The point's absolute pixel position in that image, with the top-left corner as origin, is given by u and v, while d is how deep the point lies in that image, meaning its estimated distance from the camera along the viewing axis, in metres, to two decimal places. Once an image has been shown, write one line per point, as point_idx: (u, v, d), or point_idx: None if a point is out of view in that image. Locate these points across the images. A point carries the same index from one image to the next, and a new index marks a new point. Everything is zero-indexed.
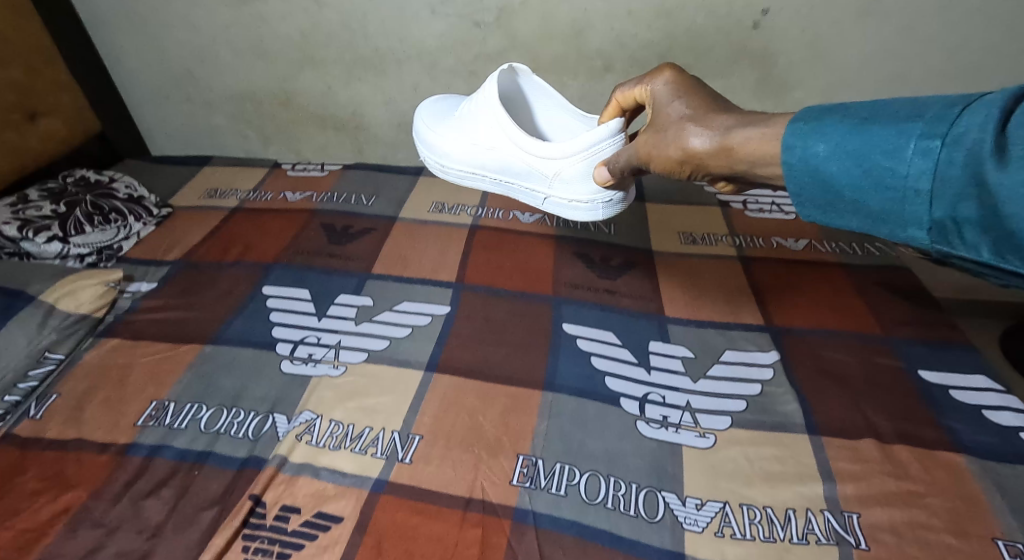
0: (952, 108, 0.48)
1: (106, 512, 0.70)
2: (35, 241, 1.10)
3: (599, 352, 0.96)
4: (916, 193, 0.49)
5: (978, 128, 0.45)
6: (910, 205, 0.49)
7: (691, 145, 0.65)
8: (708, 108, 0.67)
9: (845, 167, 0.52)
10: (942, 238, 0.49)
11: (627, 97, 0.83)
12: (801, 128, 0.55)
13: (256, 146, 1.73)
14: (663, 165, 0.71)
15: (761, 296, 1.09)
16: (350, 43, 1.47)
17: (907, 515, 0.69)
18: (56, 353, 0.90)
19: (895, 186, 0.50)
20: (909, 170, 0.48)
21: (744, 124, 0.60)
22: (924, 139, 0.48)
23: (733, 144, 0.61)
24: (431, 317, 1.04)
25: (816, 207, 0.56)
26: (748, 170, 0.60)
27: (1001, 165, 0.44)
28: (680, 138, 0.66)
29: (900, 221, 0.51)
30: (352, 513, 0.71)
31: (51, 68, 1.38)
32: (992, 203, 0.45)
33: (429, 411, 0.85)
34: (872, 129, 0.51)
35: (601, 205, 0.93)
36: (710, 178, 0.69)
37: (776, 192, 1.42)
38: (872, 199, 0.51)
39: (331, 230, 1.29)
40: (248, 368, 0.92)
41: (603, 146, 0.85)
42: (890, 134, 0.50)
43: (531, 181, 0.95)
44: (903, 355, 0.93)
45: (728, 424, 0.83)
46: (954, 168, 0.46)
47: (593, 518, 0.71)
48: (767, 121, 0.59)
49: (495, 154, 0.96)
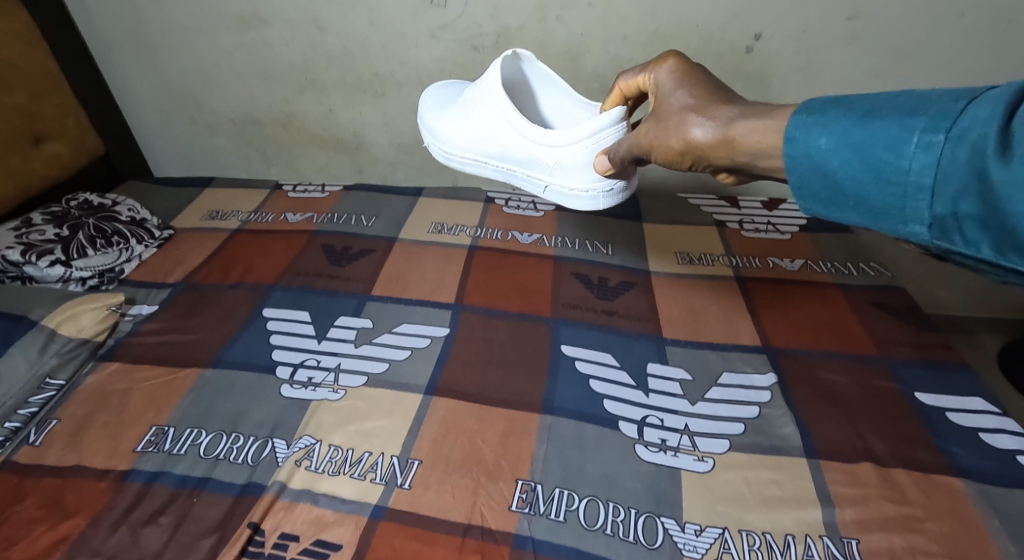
0: (958, 101, 0.44)
1: (104, 539, 0.70)
2: (38, 265, 1.10)
3: (597, 374, 0.97)
4: (918, 187, 0.45)
5: (983, 123, 0.42)
6: (911, 200, 0.45)
7: (690, 136, 0.61)
8: (714, 96, 0.61)
9: (845, 162, 0.48)
10: (943, 237, 0.45)
11: (629, 86, 0.77)
12: (804, 120, 0.51)
13: (257, 167, 1.75)
14: (663, 157, 0.67)
15: (758, 316, 1.09)
16: (351, 67, 1.50)
17: (906, 540, 0.69)
18: (56, 379, 0.90)
19: (896, 181, 0.46)
20: (912, 165, 0.45)
21: (745, 115, 0.56)
22: (928, 133, 0.44)
23: (734, 136, 0.57)
24: (430, 339, 1.05)
25: (816, 201, 0.52)
26: (747, 162, 0.57)
27: (1005, 161, 0.40)
28: (680, 127, 0.62)
29: (900, 218, 0.47)
30: (351, 540, 0.71)
31: (56, 93, 1.41)
32: (995, 202, 0.41)
33: (429, 435, 0.85)
34: (877, 122, 0.47)
35: (603, 196, 0.88)
36: (711, 170, 0.64)
37: (772, 211, 1.44)
38: (873, 194, 0.47)
39: (331, 251, 1.30)
40: (248, 391, 0.92)
41: (606, 135, 0.80)
42: (894, 127, 0.46)
43: (532, 169, 0.91)
44: (899, 377, 0.93)
45: (726, 447, 0.83)
46: (957, 164, 0.43)
47: (592, 544, 0.71)
48: (770, 111, 0.54)
49: (498, 141, 0.92)
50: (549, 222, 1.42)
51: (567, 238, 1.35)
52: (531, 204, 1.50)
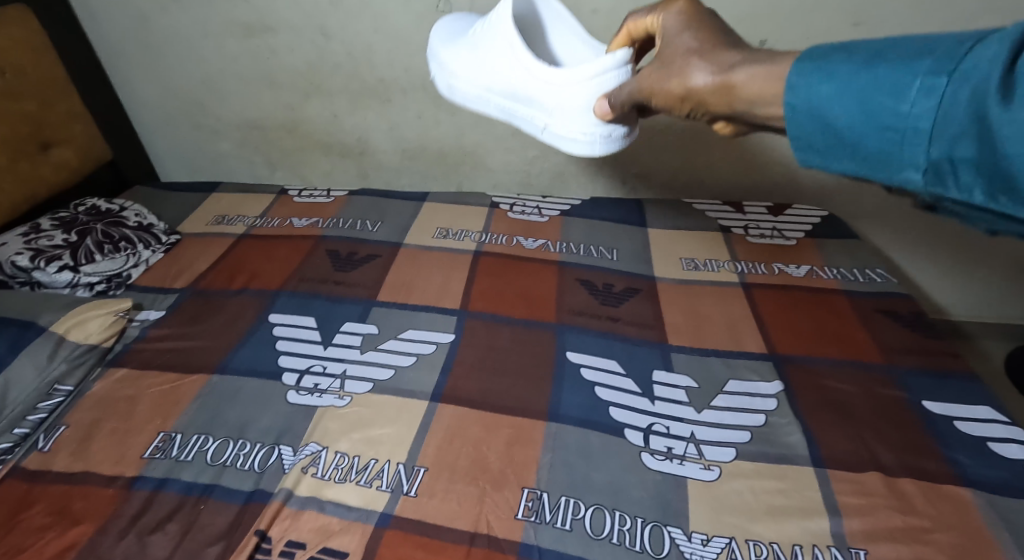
0: (966, 41, 0.39)
1: (111, 547, 0.70)
2: (47, 270, 1.11)
3: (603, 381, 0.96)
4: (916, 132, 0.40)
5: (989, 62, 0.37)
6: (907, 145, 0.41)
7: (688, 84, 0.56)
8: (723, 40, 0.55)
9: (842, 106, 0.44)
10: (937, 183, 0.41)
11: (636, 27, 0.68)
12: (806, 66, 0.46)
13: (263, 172, 1.76)
14: (662, 102, 0.60)
15: (763, 323, 1.09)
16: (356, 73, 1.51)
17: (914, 551, 0.69)
18: (65, 384, 0.91)
19: (894, 125, 0.41)
20: (911, 109, 0.40)
21: (750, 59, 0.51)
22: (930, 75, 0.40)
23: (734, 82, 0.52)
24: (436, 345, 1.05)
25: (809, 149, 0.47)
26: (746, 111, 0.52)
27: (1007, 102, 0.36)
28: (681, 73, 0.56)
29: (894, 165, 0.42)
30: (357, 548, 0.71)
31: (64, 99, 1.42)
32: (993, 143, 0.37)
33: (434, 443, 0.85)
34: (880, 65, 0.42)
35: (602, 141, 0.80)
36: (709, 118, 0.59)
37: (777, 216, 1.44)
38: (869, 140, 0.43)
39: (336, 256, 1.31)
40: (254, 398, 0.93)
41: (607, 78, 0.74)
42: (895, 70, 0.41)
43: (533, 109, 0.85)
44: (906, 385, 0.93)
45: (732, 456, 0.83)
46: (958, 106, 0.38)
47: (599, 553, 0.70)
48: (777, 57, 0.50)
49: (504, 76, 0.86)
50: (554, 227, 1.42)
51: (571, 244, 1.35)
52: (536, 209, 1.50)
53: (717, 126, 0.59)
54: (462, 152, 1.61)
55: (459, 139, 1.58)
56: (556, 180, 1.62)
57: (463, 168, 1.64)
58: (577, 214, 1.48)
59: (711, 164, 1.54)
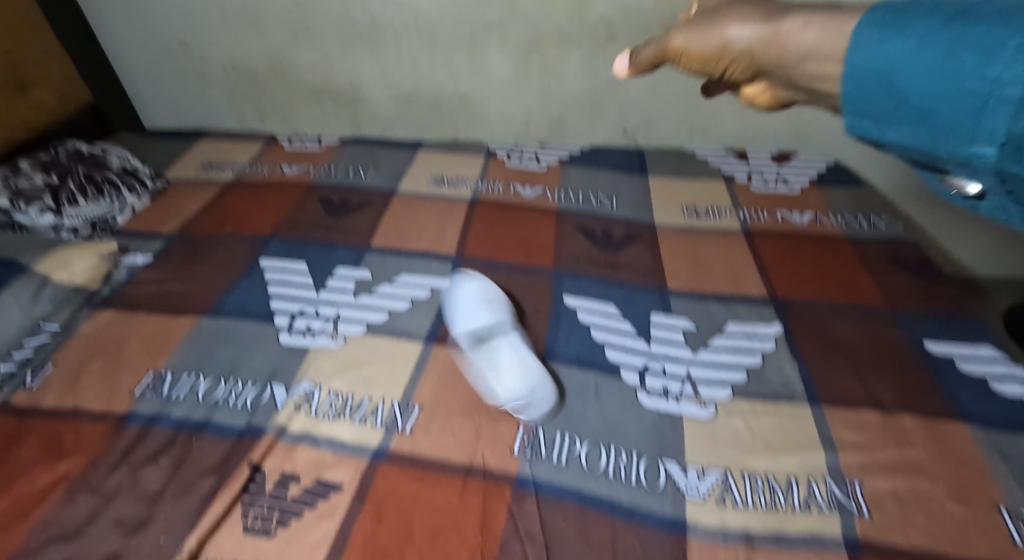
0: None
1: (104, 479, 0.70)
2: (28, 212, 1.07)
3: (600, 324, 0.95)
4: (1002, 101, 0.35)
5: None
6: (989, 115, 0.36)
7: (727, 38, 0.49)
8: None
9: (920, 65, 0.37)
10: (1018, 162, 0.36)
11: None
12: (880, 17, 0.39)
13: (252, 120, 1.70)
14: (695, 59, 0.52)
15: (764, 269, 1.07)
16: (346, 12, 1.43)
17: (910, 483, 0.69)
18: (51, 323, 0.90)
19: (978, 91, 0.36)
20: (1003, 73, 0.35)
21: (807, 10, 0.44)
22: None
23: (782, 36, 0.45)
24: (431, 290, 1.03)
25: (863, 116, 0.42)
26: (794, 69, 0.45)
27: None
28: (720, 22, 0.49)
29: (970, 140, 0.37)
30: (352, 481, 0.71)
31: (40, 36, 1.35)
32: None
33: (429, 382, 0.84)
34: (970, 20, 0.36)
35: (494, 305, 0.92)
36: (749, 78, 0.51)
37: (782, 165, 1.39)
38: (945, 109, 0.37)
39: (329, 204, 1.27)
40: (246, 339, 0.91)
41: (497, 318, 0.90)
42: (990, 27, 0.35)
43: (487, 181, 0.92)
44: (908, 327, 0.91)
45: (729, 394, 0.82)
46: None
47: (594, 486, 0.70)
48: (835, 11, 0.43)
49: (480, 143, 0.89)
50: (553, 176, 1.38)
51: (570, 192, 1.32)
52: (534, 158, 1.46)
53: (753, 92, 0.52)
54: (458, 100, 1.54)
55: (455, 86, 1.52)
56: (555, 129, 1.56)
57: (458, 117, 1.58)
58: (576, 162, 1.43)
59: (716, 112, 1.47)
